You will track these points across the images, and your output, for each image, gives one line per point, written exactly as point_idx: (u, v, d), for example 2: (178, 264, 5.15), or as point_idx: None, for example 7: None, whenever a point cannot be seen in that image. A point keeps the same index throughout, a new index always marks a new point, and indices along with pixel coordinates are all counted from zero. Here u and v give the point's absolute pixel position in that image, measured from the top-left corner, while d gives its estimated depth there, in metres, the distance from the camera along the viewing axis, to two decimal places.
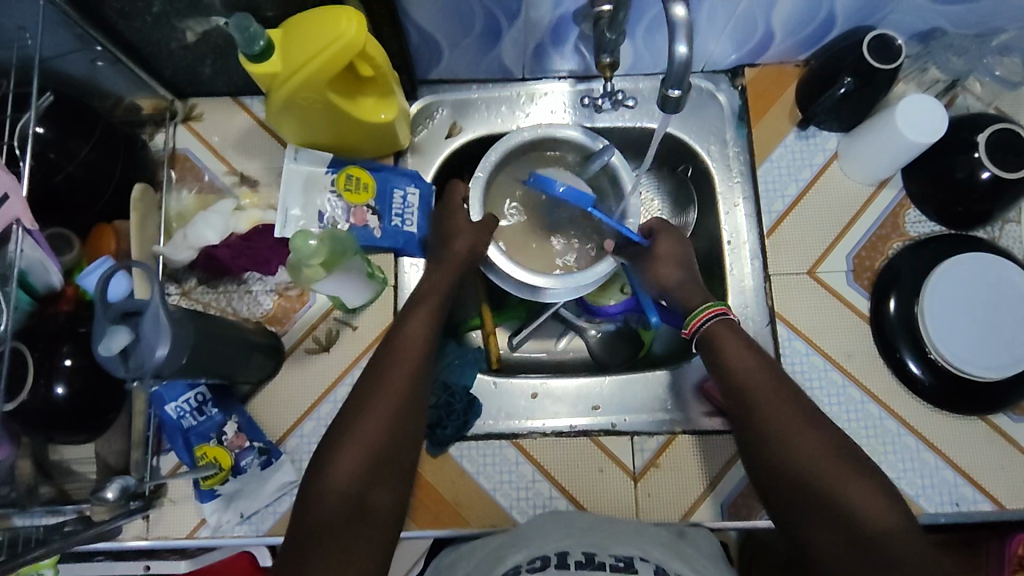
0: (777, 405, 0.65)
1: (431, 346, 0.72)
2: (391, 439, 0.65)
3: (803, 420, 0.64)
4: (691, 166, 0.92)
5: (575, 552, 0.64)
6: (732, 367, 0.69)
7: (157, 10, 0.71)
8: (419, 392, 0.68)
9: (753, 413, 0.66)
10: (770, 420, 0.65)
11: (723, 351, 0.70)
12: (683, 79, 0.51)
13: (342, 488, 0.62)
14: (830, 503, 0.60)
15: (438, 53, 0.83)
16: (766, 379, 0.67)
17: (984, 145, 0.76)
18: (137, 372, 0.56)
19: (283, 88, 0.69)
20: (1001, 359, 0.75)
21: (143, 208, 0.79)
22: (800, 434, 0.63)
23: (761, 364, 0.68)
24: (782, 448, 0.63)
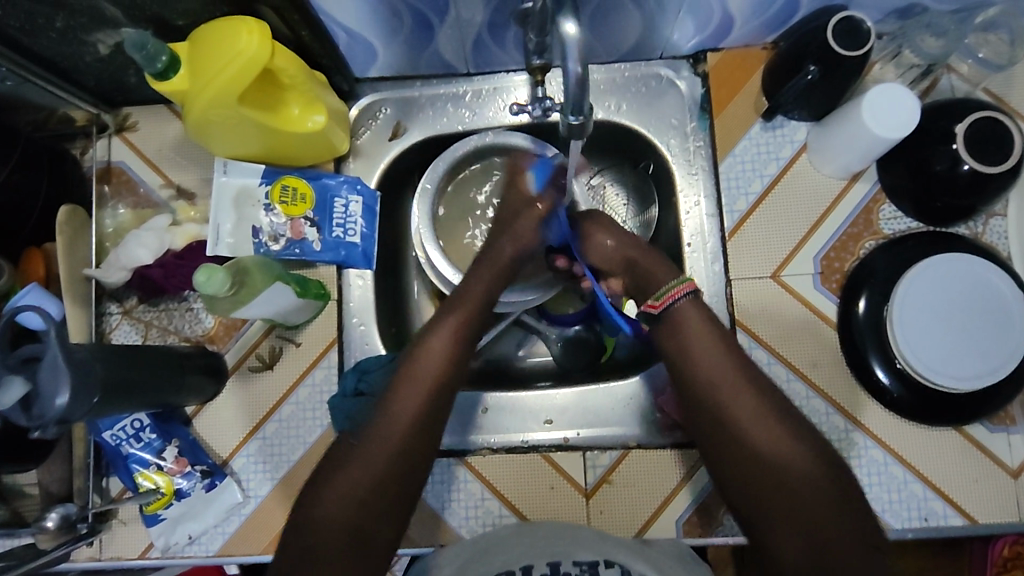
0: (751, 414, 0.62)
1: (457, 351, 0.68)
2: (392, 463, 0.62)
3: (777, 428, 0.61)
4: (651, 162, 0.87)
5: (541, 565, 0.67)
6: (702, 371, 0.64)
7: (61, 25, 0.67)
8: (438, 406, 0.65)
9: (715, 424, 0.63)
10: (739, 429, 0.62)
11: (688, 346, 0.66)
12: (582, 107, 0.51)
13: (338, 513, 0.60)
14: (806, 516, 0.58)
15: (372, 52, 0.78)
16: (734, 388, 0.63)
17: (963, 136, 0.69)
18: (38, 422, 0.55)
19: (199, 100, 0.64)
20: (976, 369, 0.70)
21: (72, 228, 0.76)
22: (773, 443, 0.61)
23: (734, 368, 0.64)
24: (752, 456, 0.61)
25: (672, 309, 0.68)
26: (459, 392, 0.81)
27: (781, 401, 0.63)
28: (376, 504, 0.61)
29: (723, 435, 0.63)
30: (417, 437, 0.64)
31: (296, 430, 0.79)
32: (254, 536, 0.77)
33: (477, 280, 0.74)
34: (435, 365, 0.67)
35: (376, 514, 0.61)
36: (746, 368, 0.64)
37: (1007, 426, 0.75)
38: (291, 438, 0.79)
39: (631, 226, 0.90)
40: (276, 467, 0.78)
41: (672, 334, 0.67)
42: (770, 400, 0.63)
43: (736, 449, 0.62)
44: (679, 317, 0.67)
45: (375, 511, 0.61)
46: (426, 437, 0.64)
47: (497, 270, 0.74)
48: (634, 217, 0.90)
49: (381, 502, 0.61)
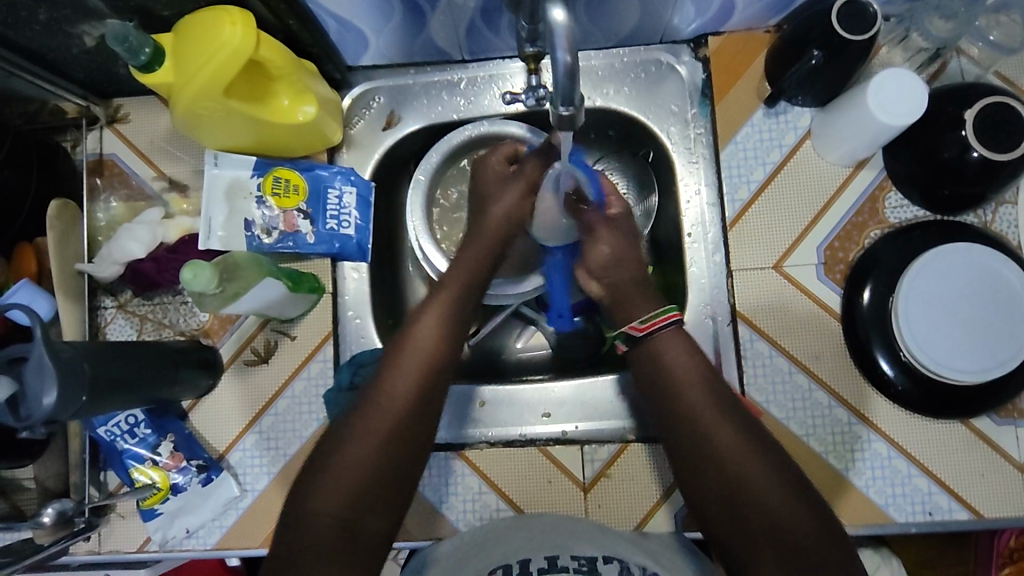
0: (725, 435, 0.62)
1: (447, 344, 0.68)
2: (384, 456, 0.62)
3: (752, 449, 0.61)
4: (651, 150, 0.85)
5: (539, 559, 0.64)
6: (676, 393, 0.65)
7: (45, 17, 0.66)
8: (426, 402, 0.65)
9: (689, 446, 0.63)
10: (715, 450, 0.62)
11: (665, 368, 0.66)
12: (571, 97, 0.50)
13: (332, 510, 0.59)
14: (784, 536, 0.58)
15: (364, 40, 0.76)
16: (708, 409, 0.63)
17: (972, 122, 0.67)
18: (26, 422, 0.54)
19: (185, 93, 0.63)
20: (983, 362, 0.69)
21: (63, 223, 0.76)
22: (749, 463, 0.60)
23: (709, 390, 0.64)
24: (728, 480, 0.61)
25: (660, 333, 0.68)
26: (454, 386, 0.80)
27: (753, 422, 0.64)
28: (367, 497, 0.61)
29: (697, 456, 0.62)
30: (410, 432, 0.63)
31: (292, 424, 0.79)
32: (251, 529, 0.77)
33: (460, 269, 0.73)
34: (419, 353, 0.66)
35: (366, 510, 0.60)
36: (719, 389, 0.65)
37: (1015, 420, 0.73)
38: (288, 433, 0.78)
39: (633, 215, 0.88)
40: (273, 462, 0.78)
41: (646, 357, 0.68)
42: (743, 421, 0.63)
43: (712, 470, 0.61)
44: (661, 341, 0.68)
45: (367, 505, 0.61)
46: (419, 428, 0.64)
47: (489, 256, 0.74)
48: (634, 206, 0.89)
49: (375, 498, 0.61)
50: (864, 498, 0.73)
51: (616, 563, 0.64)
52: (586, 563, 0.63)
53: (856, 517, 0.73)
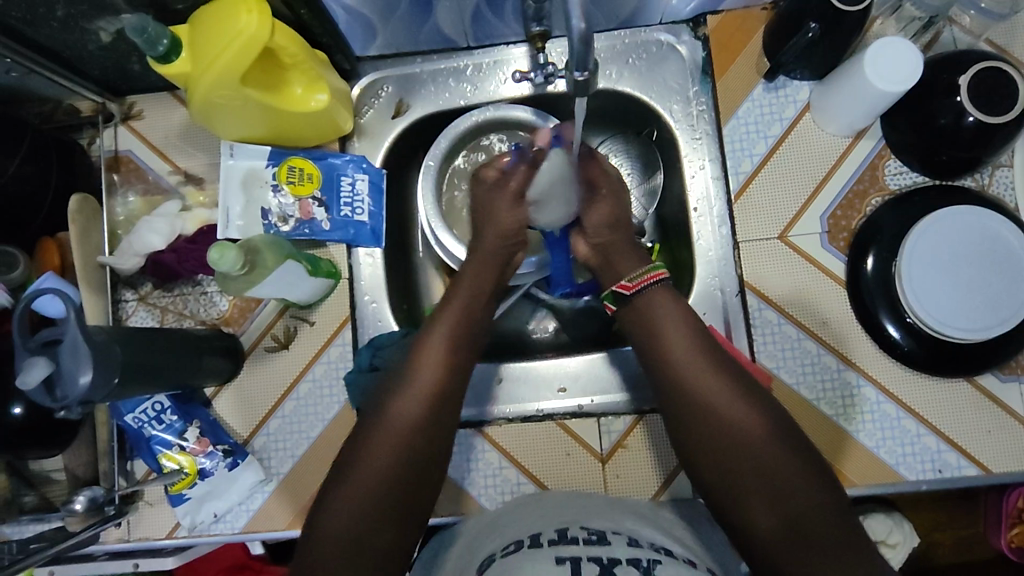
0: (723, 397, 0.64)
1: (451, 344, 0.70)
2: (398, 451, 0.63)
3: (753, 411, 0.63)
4: (655, 129, 0.87)
5: (549, 531, 0.64)
6: (674, 360, 0.67)
7: (63, 13, 0.68)
8: (431, 392, 0.67)
9: (688, 411, 0.65)
10: (710, 412, 0.64)
11: (663, 337, 0.68)
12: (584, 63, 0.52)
13: (347, 506, 0.60)
14: (779, 494, 0.59)
15: (371, 29, 0.78)
16: (707, 376, 0.65)
17: (967, 88, 0.69)
18: (63, 402, 0.56)
19: (202, 83, 0.64)
20: (985, 320, 0.71)
21: (84, 217, 0.77)
22: (746, 426, 0.62)
23: (706, 358, 0.66)
24: (726, 441, 0.62)
25: (644, 291, 0.71)
26: (478, 364, 0.82)
27: (752, 388, 0.65)
28: (388, 490, 0.61)
29: (696, 421, 0.64)
30: (418, 425, 0.65)
31: (315, 408, 0.80)
32: (278, 512, 0.79)
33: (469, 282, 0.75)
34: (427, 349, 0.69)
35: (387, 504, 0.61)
36: (716, 356, 0.67)
37: (1019, 376, 0.75)
38: (311, 416, 0.80)
39: (638, 195, 0.90)
40: (296, 445, 0.80)
41: (645, 329, 0.70)
42: (741, 386, 0.65)
43: (710, 434, 0.63)
44: (656, 320, 0.70)
45: (382, 500, 0.61)
46: (434, 428, 0.66)
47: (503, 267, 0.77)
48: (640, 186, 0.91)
49: (389, 492, 0.62)
50: (874, 458, 0.75)
51: (625, 535, 0.64)
52: (595, 534, 0.63)
53: (867, 477, 0.75)
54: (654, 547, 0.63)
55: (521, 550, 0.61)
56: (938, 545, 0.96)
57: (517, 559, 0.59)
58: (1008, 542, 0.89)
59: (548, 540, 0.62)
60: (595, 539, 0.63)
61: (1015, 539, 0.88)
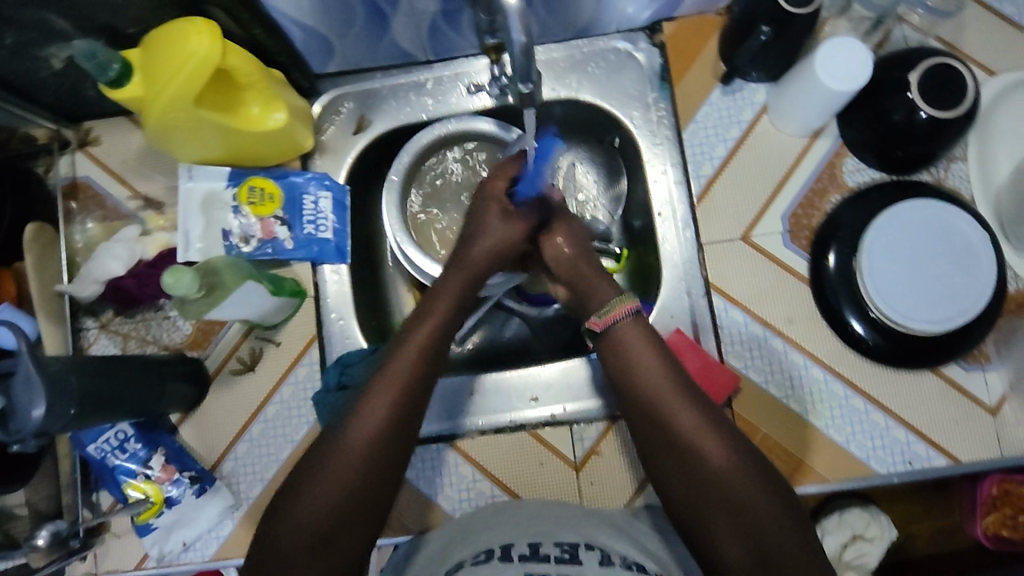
0: (694, 427, 0.62)
1: (428, 355, 0.69)
2: (364, 464, 0.62)
3: (721, 433, 0.62)
4: (617, 135, 0.88)
5: (520, 545, 0.64)
6: (646, 389, 0.65)
7: (11, 41, 0.66)
8: (408, 406, 0.65)
9: (660, 441, 0.63)
10: (682, 444, 0.62)
11: (634, 365, 0.66)
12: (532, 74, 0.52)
13: (309, 513, 0.60)
14: (750, 529, 0.58)
15: (329, 46, 0.78)
16: (678, 405, 0.63)
17: (917, 85, 0.70)
18: (18, 436, 0.55)
19: (155, 106, 0.64)
20: (946, 312, 0.72)
21: (39, 246, 0.76)
22: (719, 457, 0.60)
23: (677, 386, 0.65)
24: (698, 473, 0.61)
25: (616, 324, 0.69)
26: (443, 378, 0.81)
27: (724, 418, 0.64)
28: (335, 520, 0.61)
29: (669, 452, 0.63)
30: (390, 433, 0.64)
31: (283, 429, 0.79)
32: (249, 537, 0.77)
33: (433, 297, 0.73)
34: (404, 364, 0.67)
35: (332, 537, 0.60)
36: (684, 378, 0.65)
37: (983, 365, 0.76)
38: (279, 438, 0.79)
39: (603, 202, 0.91)
40: (266, 467, 0.78)
41: (616, 356, 0.68)
42: (714, 415, 0.63)
43: (682, 466, 0.62)
44: (624, 338, 0.68)
45: (344, 509, 0.61)
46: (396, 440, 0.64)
47: (467, 274, 0.75)
48: (605, 192, 0.92)
49: (351, 504, 0.62)
50: (845, 453, 0.76)
51: (598, 550, 0.64)
52: (568, 550, 0.63)
53: (837, 472, 0.75)
54: (626, 563, 0.63)
55: (490, 562, 0.62)
56: (917, 537, 0.96)
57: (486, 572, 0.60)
58: (983, 530, 0.91)
59: (519, 555, 0.63)
60: (568, 555, 0.63)
61: (990, 525, 0.90)
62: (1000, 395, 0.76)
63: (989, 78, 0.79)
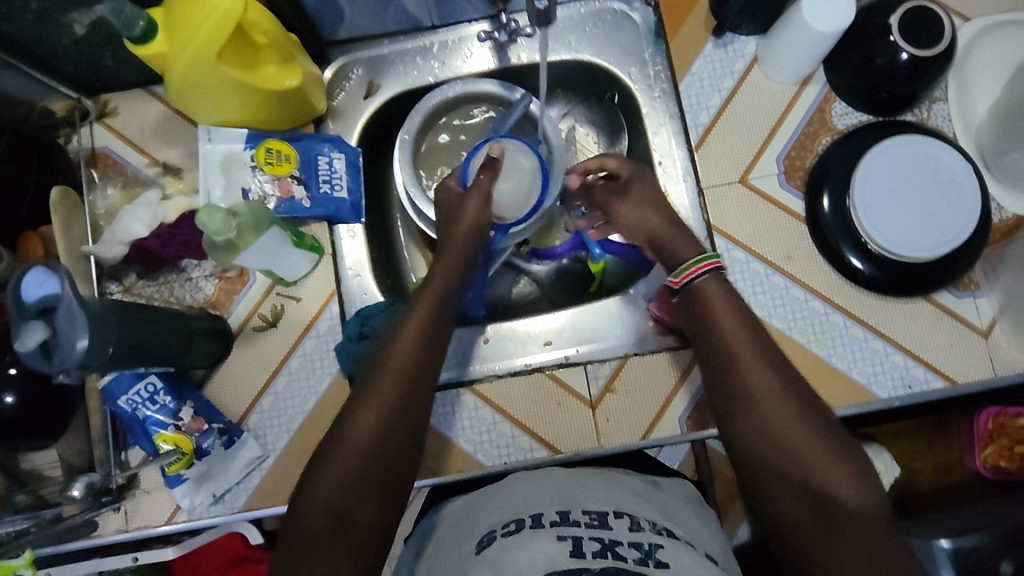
0: (768, 386, 0.59)
1: (431, 334, 0.67)
2: (378, 447, 0.61)
3: (793, 397, 0.59)
4: (615, 92, 0.92)
5: (550, 513, 0.61)
6: (723, 342, 0.62)
7: (37, 6, 0.71)
8: (412, 388, 0.64)
9: (731, 398, 0.61)
10: (753, 397, 0.59)
11: (710, 315, 0.64)
12: None
13: (322, 497, 0.58)
14: (810, 489, 0.55)
15: (339, 12, 0.82)
16: (755, 360, 0.61)
17: (897, 27, 0.74)
18: (60, 367, 0.57)
19: (180, 62, 0.67)
20: (936, 239, 0.76)
21: (65, 208, 0.78)
22: (790, 421, 0.58)
23: (755, 342, 0.62)
24: (774, 435, 0.57)
25: (694, 282, 0.66)
26: (457, 328, 0.84)
27: (799, 382, 0.61)
28: (356, 491, 0.59)
29: (741, 404, 0.60)
30: (402, 415, 0.62)
31: (306, 381, 0.81)
32: (277, 488, 0.79)
33: (436, 278, 0.73)
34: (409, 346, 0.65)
35: (354, 504, 0.58)
36: (762, 337, 0.63)
37: (973, 292, 0.80)
38: (302, 390, 0.81)
39: None
40: (291, 419, 0.80)
41: (696, 309, 0.65)
42: (787, 373, 0.60)
43: (756, 421, 0.59)
44: (701, 291, 0.66)
45: (358, 493, 0.59)
46: (403, 423, 0.62)
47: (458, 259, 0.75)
48: (606, 150, 0.97)
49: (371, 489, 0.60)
50: (847, 379, 0.79)
51: (627, 518, 0.61)
52: (597, 517, 0.60)
53: (841, 398, 0.79)
54: (655, 529, 0.61)
55: (522, 530, 0.59)
56: (919, 472, 1.00)
57: (517, 541, 0.57)
58: (983, 462, 0.94)
59: (549, 522, 0.60)
60: (598, 523, 0.60)
61: (988, 457, 0.93)
62: (991, 319, 0.80)
63: (964, 24, 0.84)
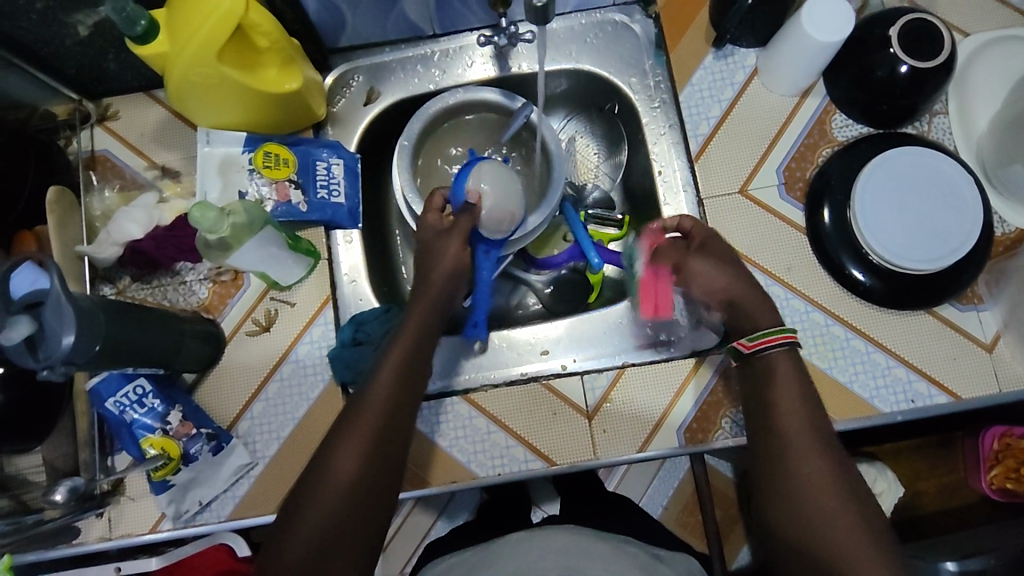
0: (813, 464, 0.61)
1: (412, 374, 0.67)
2: (353, 492, 0.60)
3: (835, 480, 0.60)
4: (616, 103, 0.92)
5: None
6: (774, 416, 0.65)
7: (41, 6, 0.71)
8: (392, 432, 0.64)
9: (774, 469, 0.62)
10: (798, 473, 0.61)
11: (768, 389, 0.66)
12: None
13: (303, 545, 0.58)
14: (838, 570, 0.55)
15: (340, 18, 0.82)
16: (809, 439, 0.62)
17: (897, 39, 0.74)
18: (45, 363, 0.56)
19: (181, 60, 0.67)
20: (939, 251, 0.75)
21: (61, 208, 0.78)
22: (830, 501, 0.59)
23: (808, 419, 0.64)
24: (809, 511, 0.59)
25: (763, 353, 0.68)
26: (446, 334, 0.85)
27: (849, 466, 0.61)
28: (328, 537, 0.59)
29: (781, 478, 0.61)
30: (375, 453, 0.62)
31: (298, 388, 0.79)
32: (264, 496, 0.77)
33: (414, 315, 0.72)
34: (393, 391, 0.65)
35: (328, 551, 0.58)
36: (816, 418, 0.64)
37: (976, 305, 0.79)
38: (294, 396, 0.79)
39: (603, 169, 0.97)
40: (281, 427, 0.78)
41: (757, 384, 0.68)
42: (837, 457, 0.62)
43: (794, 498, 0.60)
44: (768, 360, 0.68)
45: (336, 543, 0.59)
46: (384, 466, 0.62)
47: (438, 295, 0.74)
48: (606, 162, 0.97)
49: (344, 535, 0.59)
50: (849, 393, 0.78)
51: None
52: None
53: (843, 412, 0.77)
54: None
55: None
56: (923, 494, 0.98)
57: None
58: (989, 484, 0.91)
59: None
60: None
61: (994, 479, 0.90)
62: (995, 333, 0.79)
63: (963, 39, 0.84)
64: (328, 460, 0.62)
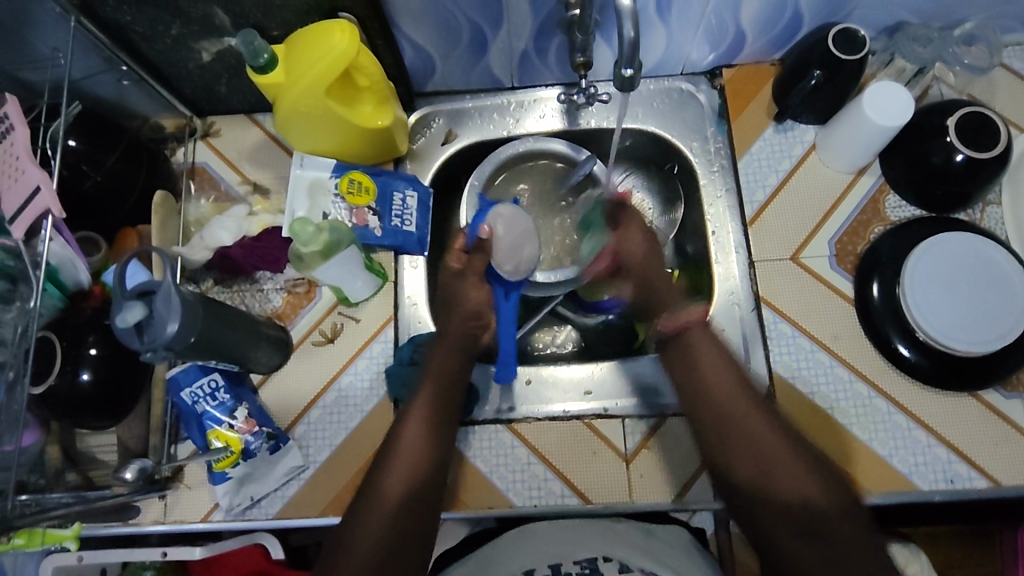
0: (762, 428, 0.71)
1: (445, 384, 0.77)
2: (413, 490, 0.70)
3: (789, 447, 0.70)
4: (676, 163, 0.98)
5: (543, 568, 0.75)
6: (719, 397, 0.74)
7: (176, 32, 0.80)
8: (435, 437, 0.74)
9: (731, 438, 0.72)
10: (756, 439, 0.71)
11: (701, 367, 0.76)
12: (633, 59, 0.67)
13: (378, 536, 0.67)
14: (816, 524, 0.65)
15: (432, 65, 0.90)
16: (746, 403, 0.73)
17: (955, 128, 0.78)
18: (149, 345, 0.63)
19: (294, 92, 0.75)
20: (985, 334, 0.77)
21: (163, 211, 0.86)
22: (788, 460, 0.69)
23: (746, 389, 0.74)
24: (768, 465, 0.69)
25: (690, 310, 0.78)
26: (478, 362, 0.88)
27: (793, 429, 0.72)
28: (395, 527, 0.67)
29: (740, 440, 0.71)
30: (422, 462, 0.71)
31: (353, 400, 0.84)
32: (312, 499, 0.81)
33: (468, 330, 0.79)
34: (437, 393, 0.76)
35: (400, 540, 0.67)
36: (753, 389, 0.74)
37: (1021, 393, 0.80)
38: (348, 407, 0.84)
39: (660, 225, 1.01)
40: (335, 435, 0.83)
41: (691, 366, 0.76)
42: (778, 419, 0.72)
43: (760, 461, 0.70)
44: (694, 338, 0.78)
45: (407, 525, 0.68)
46: (427, 465, 0.72)
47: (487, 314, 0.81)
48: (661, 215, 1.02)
49: (409, 524, 0.68)
50: (888, 466, 0.79)
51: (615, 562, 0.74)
52: (586, 564, 0.74)
53: (880, 484, 0.78)
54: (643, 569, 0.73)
55: None
56: None
57: None
58: None
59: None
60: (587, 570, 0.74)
61: None
62: None
63: (1020, 134, 0.87)
64: (378, 477, 0.71)
